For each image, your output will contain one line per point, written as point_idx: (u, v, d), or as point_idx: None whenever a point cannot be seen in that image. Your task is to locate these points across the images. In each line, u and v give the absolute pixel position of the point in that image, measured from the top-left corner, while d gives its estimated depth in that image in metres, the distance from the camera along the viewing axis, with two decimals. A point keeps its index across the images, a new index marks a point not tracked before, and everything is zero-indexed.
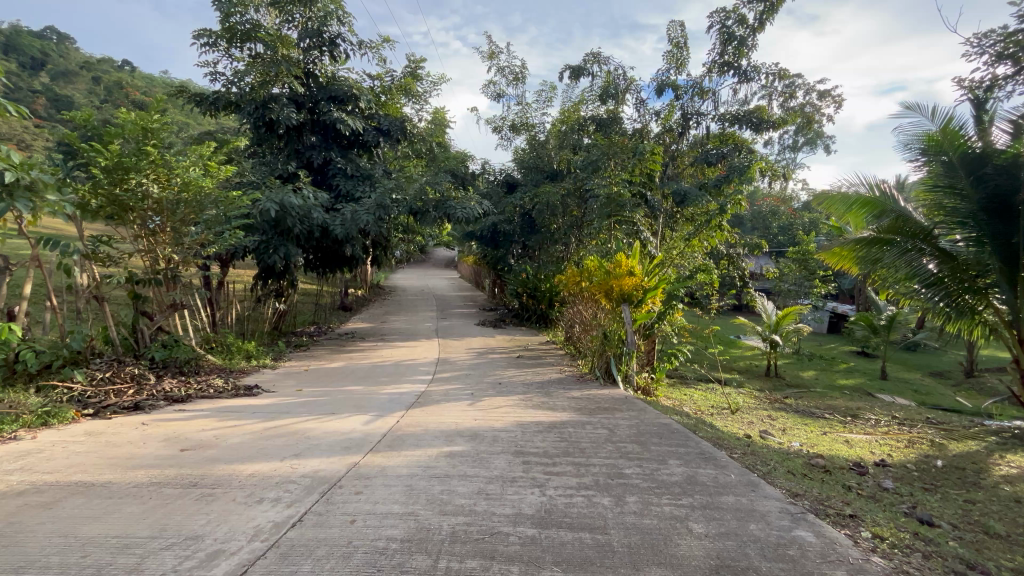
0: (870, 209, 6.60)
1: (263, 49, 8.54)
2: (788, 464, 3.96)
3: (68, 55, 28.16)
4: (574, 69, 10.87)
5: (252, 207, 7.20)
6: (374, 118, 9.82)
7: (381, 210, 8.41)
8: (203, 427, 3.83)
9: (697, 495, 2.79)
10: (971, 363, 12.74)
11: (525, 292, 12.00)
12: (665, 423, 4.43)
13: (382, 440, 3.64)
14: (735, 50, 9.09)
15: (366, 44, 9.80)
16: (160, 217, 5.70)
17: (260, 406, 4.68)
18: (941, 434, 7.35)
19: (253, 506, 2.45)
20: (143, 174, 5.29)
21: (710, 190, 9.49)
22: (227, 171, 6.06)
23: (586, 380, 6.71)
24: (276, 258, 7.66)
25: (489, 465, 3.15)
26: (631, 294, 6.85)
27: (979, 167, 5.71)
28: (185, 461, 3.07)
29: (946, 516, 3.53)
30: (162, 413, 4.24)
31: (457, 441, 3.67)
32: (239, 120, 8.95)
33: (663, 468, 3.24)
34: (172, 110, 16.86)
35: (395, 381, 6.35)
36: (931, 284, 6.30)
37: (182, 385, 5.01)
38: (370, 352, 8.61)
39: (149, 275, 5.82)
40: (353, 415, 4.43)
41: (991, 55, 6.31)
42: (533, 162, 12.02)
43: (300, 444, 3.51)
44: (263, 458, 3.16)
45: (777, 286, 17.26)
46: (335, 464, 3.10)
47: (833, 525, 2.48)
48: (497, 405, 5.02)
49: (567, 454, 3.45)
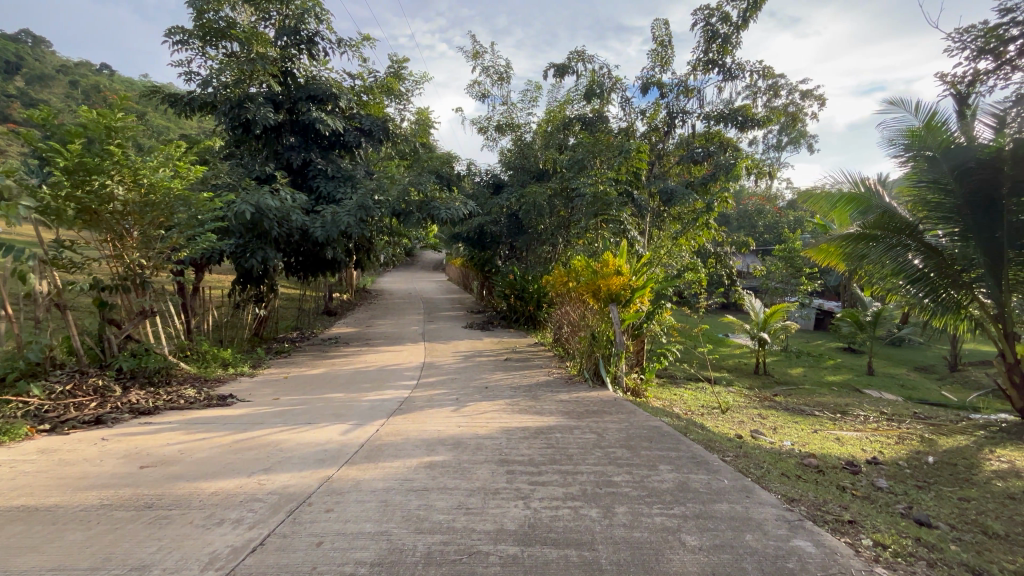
0: (855, 205, 6.59)
1: (238, 47, 8.30)
2: (782, 466, 3.85)
3: (45, 59, 27.54)
4: (559, 68, 10.77)
5: (227, 209, 6.95)
6: (355, 118, 9.62)
7: (362, 211, 8.19)
8: (168, 442, 3.61)
9: (690, 504, 2.65)
10: (955, 357, 12.86)
11: (513, 294, 11.91)
12: (656, 426, 4.30)
13: (359, 451, 3.45)
14: (720, 48, 9.06)
15: (346, 43, 9.60)
16: (127, 220, 5.46)
17: (233, 416, 4.46)
18: (930, 430, 7.33)
19: (211, 529, 2.25)
20: (106, 174, 5.05)
21: (696, 188, 9.54)
22: (197, 171, 5.82)
23: (574, 382, 6.58)
24: (253, 261, 7.45)
25: (471, 476, 2.98)
26: (618, 294, 6.71)
27: (963, 161, 5.65)
28: (143, 479, 2.85)
29: (943, 517, 3.44)
30: (125, 427, 4.01)
31: (439, 450, 3.49)
32: (215, 120, 8.68)
33: (654, 474, 3.10)
34: (149, 112, 16.44)
35: (378, 387, 6.15)
36: (916, 279, 6.26)
37: (151, 396, 4.78)
38: (354, 357, 8.39)
39: (116, 281, 5.56)
40: (331, 424, 4.23)
41: (972, 49, 6.30)
42: (519, 163, 11.76)
43: (271, 457, 3.30)
44: (229, 474, 2.95)
45: (764, 284, 17.34)
46: (307, 479, 2.91)
47: (832, 532, 2.36)
48: (483, 410, 4.86)
49: (554, 462, 3.29)
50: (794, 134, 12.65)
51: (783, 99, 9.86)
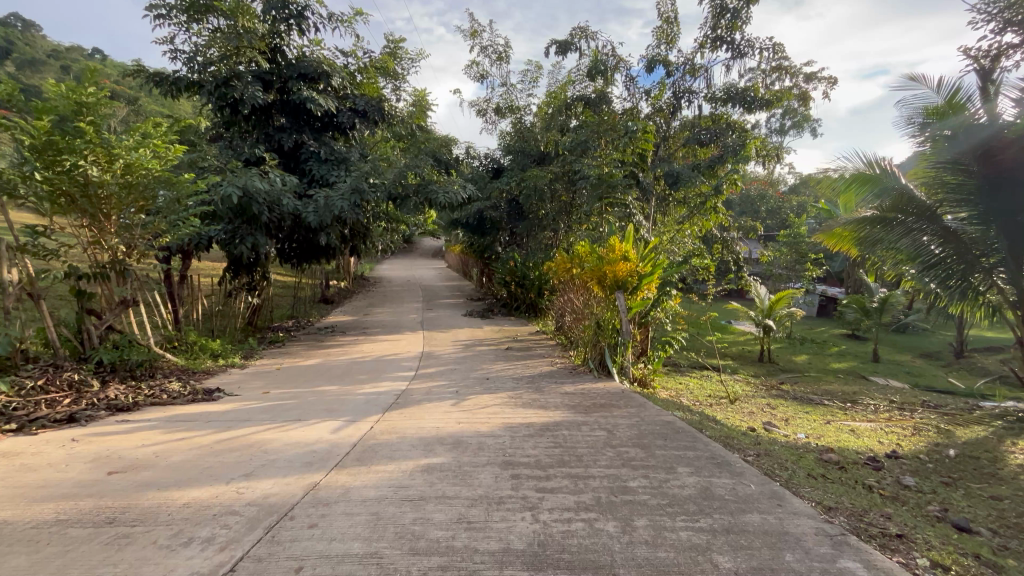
0: (869, 186, 6.10)
1: (223, 22, 7.82)
2: (803, 464, 3.58)
3: (34, 42, 26.74)
4: (560, 45, 10.31)
5: (212, 192, 6.58)
6: (348, 98, 9.20)
7: (357, 195, 7.81)
8: (143, 443, 3.32)
9: (717, 515, 2.37)
10: (960, 343, 12.63)
11: (514, 281, 11.48)
12: (668, 421, 4.02)
13: (350, 453, 3.17)
14: (729, 24, 8.61)
15: (336, 18, 9.13)
16: (105, 204, 5.09)
17: (218, 413, 4.17)
18: (945, 420, 7.07)
19: (177, 551, 1.99)
20: (79, 154, 4.68)
21: (703, 170, 9.09)
22: (177, 151, 5.43)
23: (579, 373, 6.32)
24: (243, 248, 7.12)
25: (473, 483, 2.70)
26: (625, 281, 6.29)
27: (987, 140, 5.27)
28: (110, 488, 2.58)
29: (981, 521, 3.18)
30: (100, 425, 3.73)
31: (438, 451, 3.21)
32: (202, 101, 8.26)
33: (673, 479, 2.82)
34: (140, 98, 15.94)
35: (374, 378, 5.86)
36: (931, 265, 5.90)
37: (131, 391, 4.49)
38: (350, 346, 8.08)
39: (95, 268, 5.23)
40: (322, 420, 3.95)
41: (998, 20, 5.78)
42: (519, 146, 11.36)
43: (254, 460, 3.03)
44: (204, 482, 2.67)
45: (767, 270, 17.03)
46: (291, 486, 2.63)
47: (882, 550, 2.10)
48: (484, 404, 4.58)
49: (563, 464, 3.01)
50: (797, 118, 12.30)
51: (792, 77, 9.38)
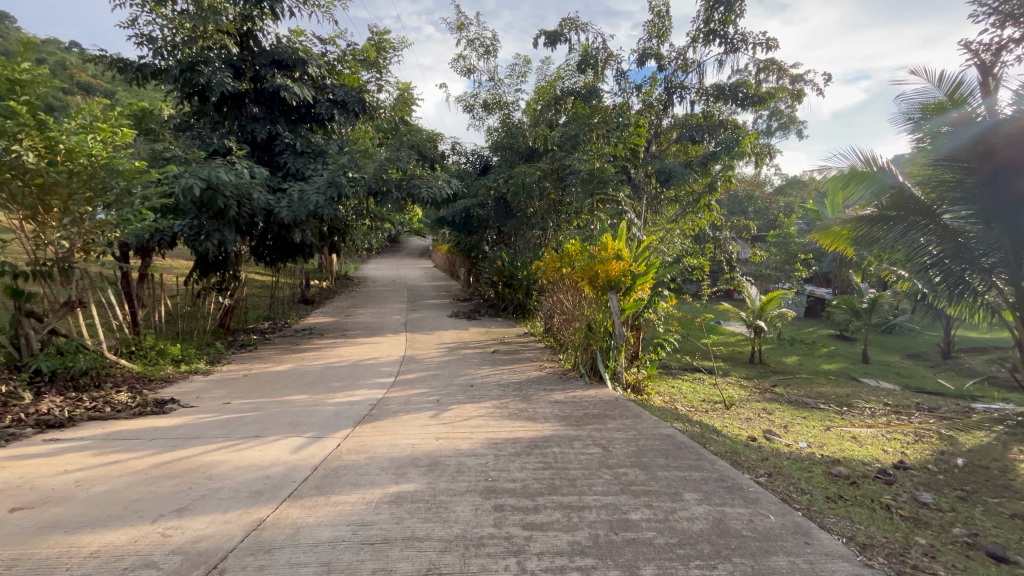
0: (865, 185, 5.81)
1: (190, 5, 7.26)
2: (816, 483, 3.22)
3: (11, 33, 25.56)
4: (549, 36, 9.91)
5: (173, 183, 6.05)
6: (327, 88, 8.72)
7: (334, 188, 7.28)
8: (66, 468, 2.85)
9: (736, 559, 2.02)
10: (948, 344, 12.55)
11: (501, 280, 11.12)
12: (668, 435, 3.64)
13: (308, 479, 2.74)
14: (722, 17, 8.29)
15: (311, 2, 8.58)
16: (48, 195, 4.54)
17: (166, 429, 3.69)
18: (945, 424, 6.80)
19: None
20: (11, 137, 4.17)
21: (696, 167, 8.80)
22: (129, 136, 4.87)
23: (569, 379, 5.93)
24: (209, 245, 6.59)
25: (448, 518, 2.29)
26: (618, 281, 5.92)
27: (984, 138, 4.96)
28: (6, 532, 2.13)
29: (1012, 546, 2.88)
30: (23, 446, 3.24)
31: (410, 475, 2.80)
32: (169, 88, 7.70)
33: (681, 509, 2.44)
34: (116, 90, 15.14)
35: (349, 386, 5.38)
36: (929, 266, 5.60)
37: (69, 405, 3.98)
38: (325, 350, 7.57)
39: (34, 265, 4.68)
40: (283, 437, 3.50)
41: (998, 14, 5.47)
42: (506, 143, 10.67)
43: (194, 489, 2.59)
44: (125, 520, 2.23)
45: (756, 270, 16.61)
46: (230, 525, 2.20)
47: None
48: (467, 415, 4.16)
49: (554, 491, 2.62)
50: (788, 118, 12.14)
51: (784, 75, 9.14)
